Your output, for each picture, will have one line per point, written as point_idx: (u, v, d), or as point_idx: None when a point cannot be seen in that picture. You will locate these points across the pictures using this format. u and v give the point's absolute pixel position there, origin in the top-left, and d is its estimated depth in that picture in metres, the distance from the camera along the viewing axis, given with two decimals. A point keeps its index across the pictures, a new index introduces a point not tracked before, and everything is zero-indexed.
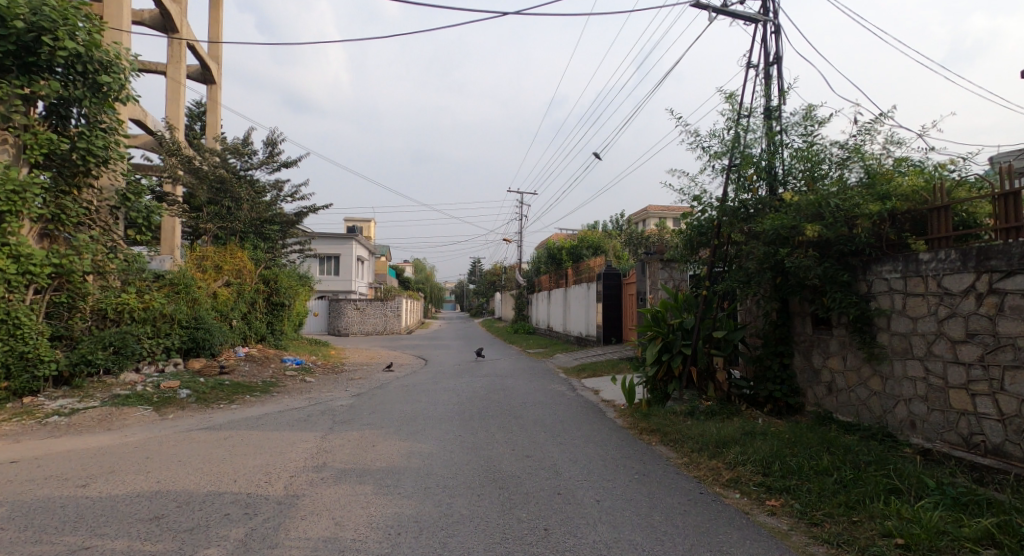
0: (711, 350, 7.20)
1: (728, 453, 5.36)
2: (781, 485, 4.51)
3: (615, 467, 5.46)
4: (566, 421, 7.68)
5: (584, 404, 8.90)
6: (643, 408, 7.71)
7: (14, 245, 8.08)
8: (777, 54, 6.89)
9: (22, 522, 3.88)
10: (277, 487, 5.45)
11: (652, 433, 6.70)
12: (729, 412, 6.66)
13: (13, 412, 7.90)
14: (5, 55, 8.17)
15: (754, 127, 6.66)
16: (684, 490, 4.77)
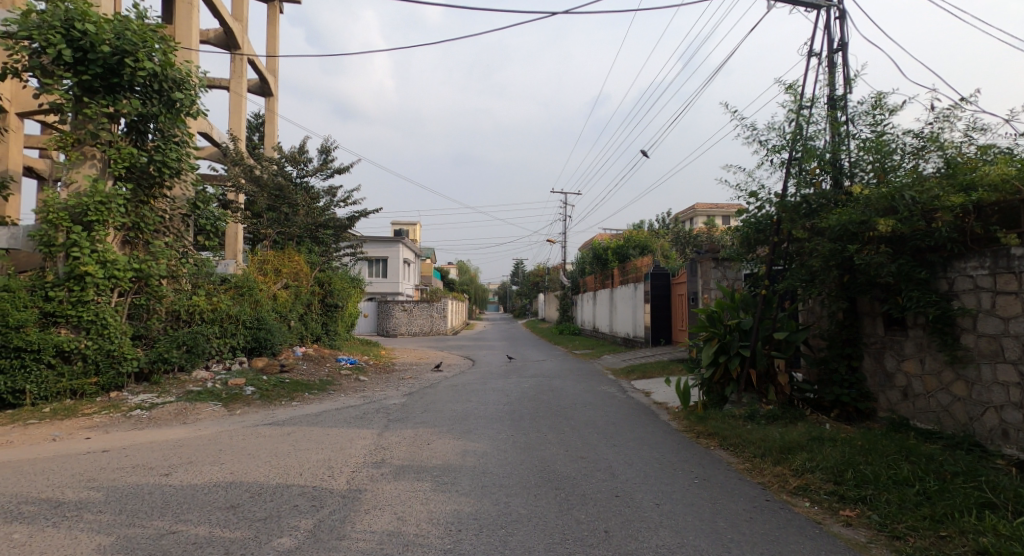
0: (771, 352, 6.97)
1: (794, 459, 5.18)
2: (857, 494, 4.33)
3: (673, 471, 5.38)
4: (619, 423, 7.61)
5: (636, 405, 8.79)
6: (698, 411, 7.53)
7: (101, 251, 8.79)
8: (842, 41, 6.62)
9: (116, 507, 4.15)
10: (340, 481, 5.64)
11: (710, 437, 6.56)
12: (792, 417, 6.43)
13: (101, 405, 8.45)
14: (93, 78, 8.83)
15: (817, 118, 6.43)
16: (749, 496, 4.65)
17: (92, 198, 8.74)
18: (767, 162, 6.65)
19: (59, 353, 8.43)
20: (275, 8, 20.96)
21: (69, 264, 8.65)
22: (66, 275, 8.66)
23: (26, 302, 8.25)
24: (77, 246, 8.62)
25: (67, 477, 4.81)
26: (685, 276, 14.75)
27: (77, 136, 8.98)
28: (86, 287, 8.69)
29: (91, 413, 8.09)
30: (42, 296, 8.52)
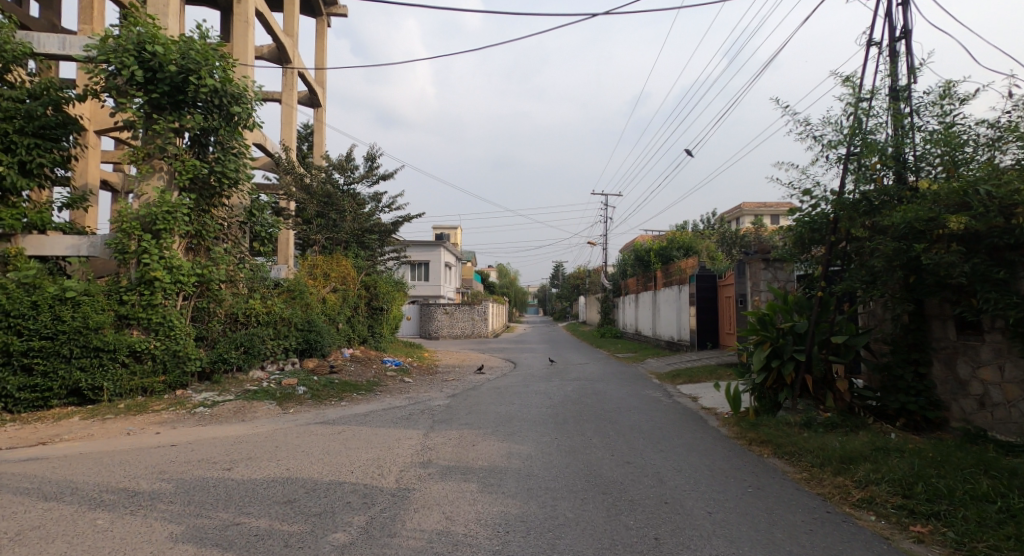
0: (828, 357, 6.75)
1: (857, 470, 5.01)
2: (929, 510, 4.16)
3: (724, 479, 5.28)
4: (665, 428, 7.51)
5: (683, 411, 8.65)
6: (750, 418, 7.34)
7: (168, 257, 9.35)
8: (905, 29, 6.37)
9: (185, 498, 4.38)
10: (389, 479, 5.78)
11: (763, 444, 6.41)
12: (853, 426, 6.21)
13: (168, 402, 8.88)
14: (161, 95, 9.40)
15: (878, 111, 6.20)
16: (808, 508, 4.52)
17: (160, 208, 9.29)
18: (823, 158, 6.45)
19: (132, 352, 8.95)
20: (323, 21, 21.57)
21: (140, 269, 9.22)
22: (138, 280, 9.25)
23: (103, 304, 8.78)
24: (147, 253, 9.20)
25: (140, 468, 5.11)
26: (732, 278, 14.39)
27: (147, 150, 9.53)
28: (155, 291, 9.24)
29: (160, 410, 8.53)
30: (117, 299, 9.07)
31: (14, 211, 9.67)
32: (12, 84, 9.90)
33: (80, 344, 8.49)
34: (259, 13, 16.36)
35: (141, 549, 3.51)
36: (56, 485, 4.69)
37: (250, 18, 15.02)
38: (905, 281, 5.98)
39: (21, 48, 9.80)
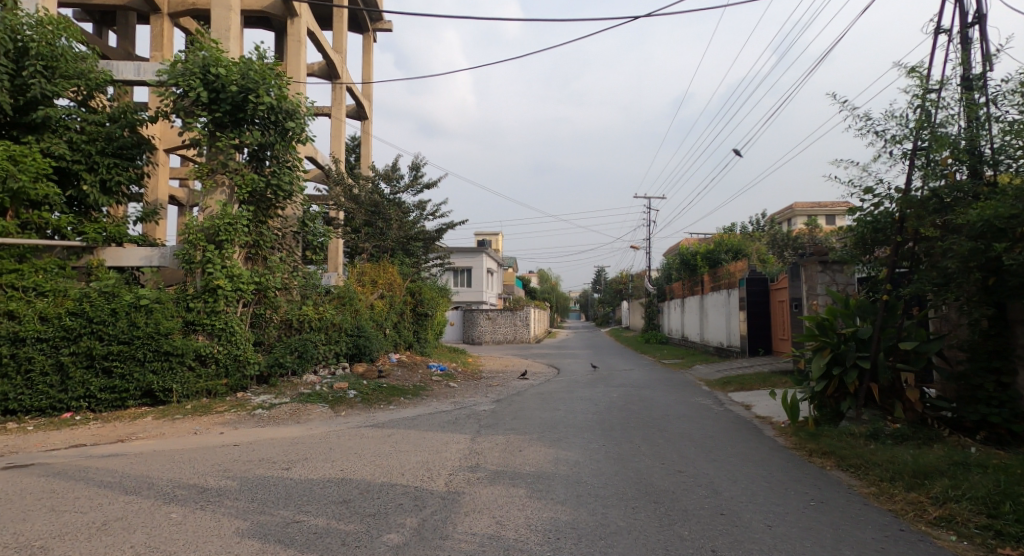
0: (897, 364, 6.47)
1: (933, 486, 4.77)
2: (1019, 531, 3.90)
3: (784, 491, 5.13)
4: (718, 436, 7.35)
5: (737, 419, 8.44)
6: (810, 428, 7.09)
7: (229, 266, 9.81)
8: (979, 14, 6.06)
9: (249, 495, 4.56)
10: (439, 482, 5.86)
11: (825, 456, 6.19)
12: (926, 438, 5.92)
13: (229, 404, 9.26)
14: (223, 113, 9.95)
15: (948, 102, 5.93)
16: (877, 525, 4.33)
17: (222, 221, 9.78)
18: (886, 154, 6.19)
19: (197, 356, 9.42)
20: (370, 36, 22.19)
21: (204, 278, 9.70)
22: (201, 288, 9.72)
23: (172, 311, 9.29)
24: (211, 263, 9.69)
25: (206, 466, 5.36)
26: (786, 281, 13.93)
27: (211, 166, 10.01)
28: (218, 299, 9.69)
29: (223, 411, 8.91)
30: (184, 307, 9.58)
31: (95, 225, 10.35)
32: (93, 109, 10.64)
33: (152, 348, 8.99)
34: (311, 32, 17.01)
35: (209, 542, 3.67)
36: (133, 480, 4.98)
37: (302, 38, 15.68)
38: (982, 283, 5.66)
39: (101, 75, 10.50)
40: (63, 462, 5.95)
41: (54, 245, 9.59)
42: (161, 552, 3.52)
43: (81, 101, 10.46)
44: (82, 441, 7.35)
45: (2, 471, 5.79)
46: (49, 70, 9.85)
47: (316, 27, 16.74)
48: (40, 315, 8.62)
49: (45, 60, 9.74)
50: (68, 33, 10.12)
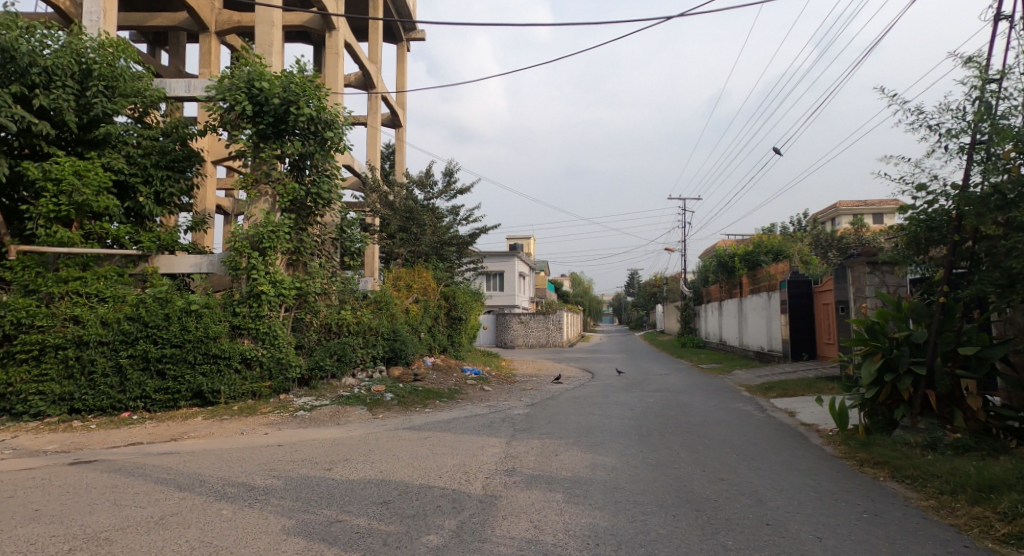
0: (955, 371, 6.20)
1: (998, 500, 4.55)
2: None
3: (833, 501, 4.97)
4: (762, 443, 7.18)
5: (781, 426, 8.23)
6: (861, 436, 6.89)
7: (272, 272, 10.10)
8: None
9: (294, 494, 4.68)
10: (476, 485, 5.90)
11: (878, 466, 5.98)
12: (988, 449, 5.65)
13: (272, 405, 9.51)
14: (266, 125, 10.31)
15: (1010, 92, 5.67)
16: (936, 539, 4.16)
17: (266, 229, 10.11)
18: (942, 149, 5.96)
19: (243, 359, 9.72)
20: (404, 46, 22.52)
21: (249, 284, 10.01)
22: (247, 293, 10.03)
23: (220, 316, 9.61)
24: (255, 269, 9.99)
25: (253, 465, 5.52)
26: (831, 283, 13.53)
27: (256, 176, 10.38)
28: (262, 303, 9.98)
29: (267, 412, 9.16)
30: (231, 311, 9.90)
31: (150, 234, 10.72)
32: (149, 125, 11.10)
33: (202, 351, 9.34)
34: (348, 44, 17.41)
35: (257, 538, 3.78)
36: (185, 477, 5.18)
37: (340, 50, 16.08)
38: None
39: (156, 92, 10.94)
40: (122, 459, 6.25)
41: (114, 253, 9.87)
42: (213, 546, 3.65)
43: (138, 117, 10.92)
44: (138, 439, 7.67)
45: (66, 466, 6.10)
46: (109, 90, 10.28)
47: (353, 39, 17.13)
48: (102, 319, 9.10)
49: (106, 80, 10.17)
50: (127, 54, 10.56)
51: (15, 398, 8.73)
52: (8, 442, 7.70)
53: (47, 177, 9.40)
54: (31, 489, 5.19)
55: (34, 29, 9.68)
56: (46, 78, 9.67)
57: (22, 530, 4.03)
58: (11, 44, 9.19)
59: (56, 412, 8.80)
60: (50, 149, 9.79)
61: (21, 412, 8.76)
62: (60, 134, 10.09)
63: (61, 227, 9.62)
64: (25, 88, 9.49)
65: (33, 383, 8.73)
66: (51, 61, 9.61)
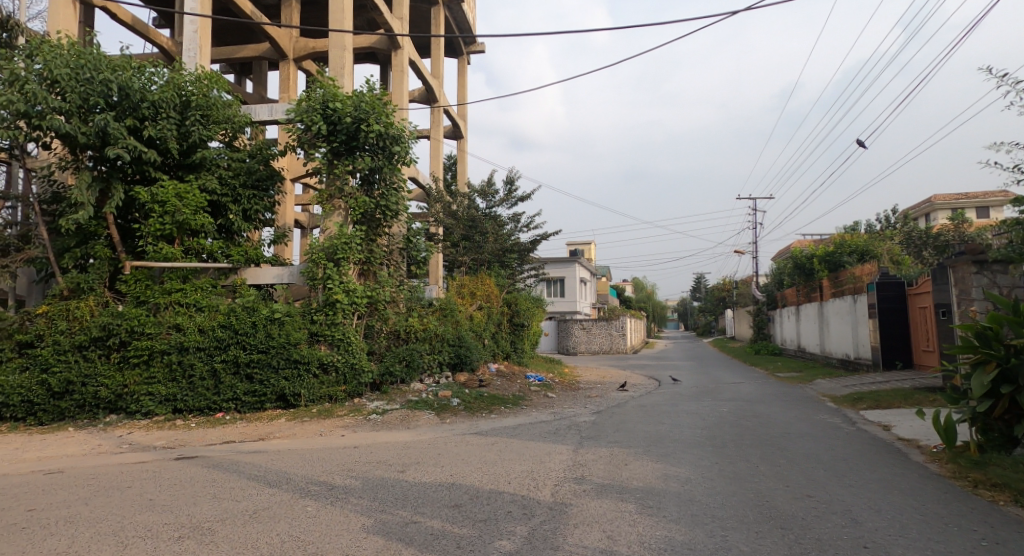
0: None
1: None
2: None
3: (938, 523, 4.60)
4: (852, 459, 6.73)
5: (875, 441, 7.69)
6: (975, 456, 6.41)
7: (346, 282, 10.50)
8: None
9: (371, 494, 4.81)
10: (545, 492, 5.86)
11: (995, 489, 5.46)
12: None
13: (347, 409, 9.83)
14: (338, 142, 10.79)
15: None
16: None
17: (339, 241, 10.52)
18: None
19: (321, 365, 10.12)
20: (464, 59, 22.97)
21: (326, 293, 10.46)
22: (323, 302, 10.49)
23: (299, 323, 10.11)
24: (330, 279, 10.42)
25: (333, 465, 5.73)
26: (929, 285, 12.65)
27: (329, 191, 10.85)
28: (337, 311, 10.42)
29: (343, 415, 9.48)
30: (309, 319, 10.40)
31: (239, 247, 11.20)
32: (237, 148, 11.81)
33: (285, 357, 9.80)
34: (413, 62, 17.91)
35: (340, 535, 3.91)
36: (274, 474, 5.44)
37: (405, 68, 16.59)
38: None
39: (243, 118, 11.60)
40: (218, 456, 6.65)
41: (209, 266, 10.65)
42: (303, 540, 3.81)
43: (228, 142, 11.68)
44: (231, 437, 8.14)
45: (172, 461, 6.54)
46: (205, 118, 11.08)
47: (417, 57, 17.65)
48: (200, 327, 9.74)
49: (202, 110, 10.98)
50: (219, 85, 11.37)
51: (129, 399, 9.44)
52: (123, 438, 8.36)
53: (154, 199, 10.25)
54: (143, 480, 5.60)
55: (144, 68, 10.48)
56: (154, 111, 10.47)
57: (140, 516, 4.36)
58: (126, 83, 9.98)
59: (162, 411, 9.44)
60: (157, 174, 10.58)
61: (134, 411, 9.48)
62: (165, 160, 10.93)
63: (166, 244, 10.50)
64: (136, 121, 10.28)
65: (143, 385, 9.43)
66: (158, 96, 10.38)
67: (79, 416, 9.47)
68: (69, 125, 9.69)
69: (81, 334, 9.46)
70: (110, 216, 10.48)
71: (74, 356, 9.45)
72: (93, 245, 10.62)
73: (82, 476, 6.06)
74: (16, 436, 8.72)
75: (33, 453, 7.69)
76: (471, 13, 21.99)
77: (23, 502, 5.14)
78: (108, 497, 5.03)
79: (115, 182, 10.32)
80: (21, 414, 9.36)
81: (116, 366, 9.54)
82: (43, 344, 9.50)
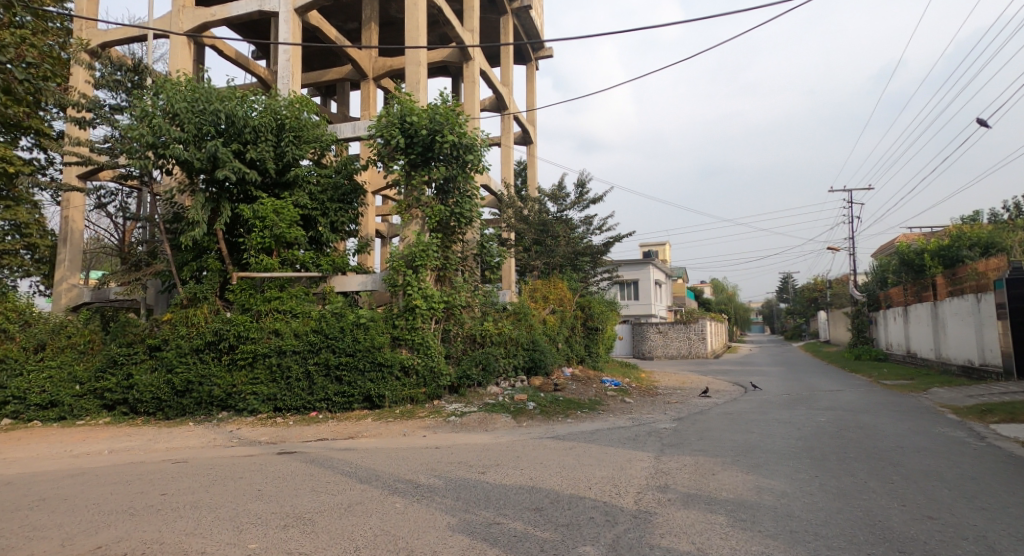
0: None
1: None
2: None
3: None
4: (980, 478, 6.00)
5: (1007, 460, 6.84)
6: None
7: (424, 288, 10.64)
8: None
9: (454, 494, 4.75)
10: (628, 499, 5.61)
11: None
12: None
13: (427, 410, 9.93)
14: (414, 154, 10.98)
15: None
16: None
17: (416, 249, 10.69)
18: None
19: (402, 367, 10.30)
20: (533, 66, 22.94)
21: (406, 300, 10.65)
22: (404, 307, 10.68)
23: (381, 328, 10.36)
24: (409, 285, 10.61)
25: (416, 464, 5.75)
26: None
27: (407, 202, 11.06)
28: (416, 316, 10.57)
29: (423, 416, 9.60)
30: (391, 324, 10.62)
31: (328, 258, 11.62)
32: (324, 165, 12.28)
33: (370, 360, 10.07)
34: (483, 71, 18.05)
35: (426, 532, 3.86)
36: (363, 470, 5.53)
37: (476, 78, 16.75)
38: None
39: (329, 136, 12.15)
40: (313, 452, 6.87)
41: (303, 275, 11.06)
42: (392, 535, 3.79)
43: (317, 160, 12.19)
44: (324, 435, 8.41)
45: (273, 455, 6.83)
46: (297, 139, 11.60)
47: (488, 66, 17.80)
48: (295, 331, 10.20)
49: (295, 131, 11.50)
50: (309, 108, 11.90)
51: (238, 397, 9.99)
52: (233, 433, 8.86)
53: (255, 216, 10.88)
54: (250, 472, 5.85)
55: (246, 97, 11.16)
56: (255, 135, 11.07)
57: (250, 505, 4.54)
58: (231, 112, 10.71)
59: (265, 410, 9.93)
60: (258, 193, 11.19)
61: (241, 409, 10.02)
62: (263, 179, 11.49)
63: (266, 256, 11.02)
64: (240, 145, 10.95)
65: (249, 385, 9.97)
66: (258, 121, 10.97)
67: (197, 413, 10.15)
68: (186, 153, 10.46)
69: (197, 339, 10.14)
70: (220, 233, 11.16)
71: (192, 358, 10.16)
72: (206, 259, 11.33)
73: (199, 466, 6.45)
74: (147, 429, 9.49)
75: (162, 444, 8.32)
76: (540, 18, 21.91)
77: (155, 486, 5.50)
78: (225, 486, 5.29)
79: (224, 202, 11.05)
80: (152, 409, 10.26)
81: (226, 367, 10.15)
82: (168, 347, 10.30)
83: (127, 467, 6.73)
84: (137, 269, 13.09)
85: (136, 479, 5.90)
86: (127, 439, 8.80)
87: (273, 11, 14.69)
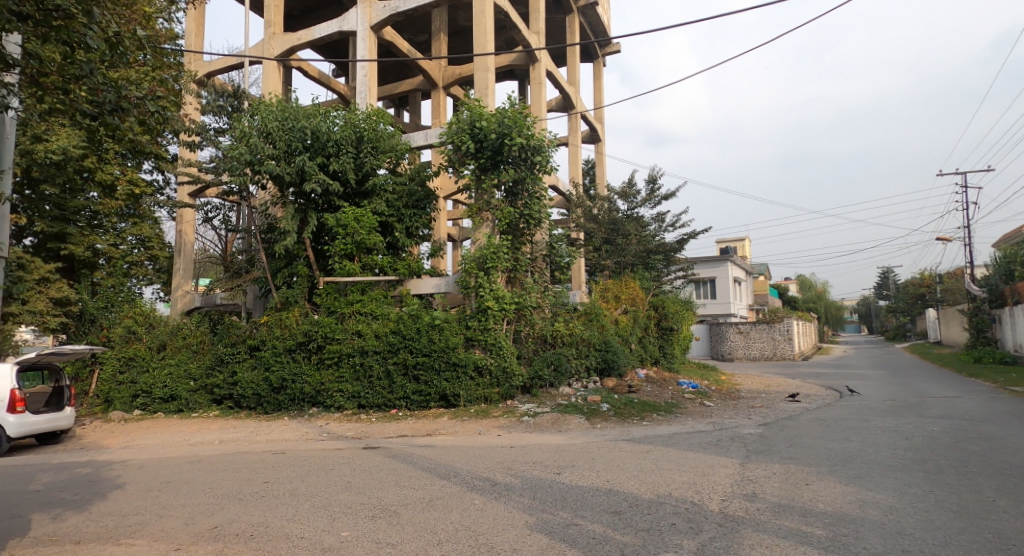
0: None
1: None
2: None
3: None
4: None
5: None
6: None
7: (495, 290, 10.60)
8: None
9: (531, 494, 4.63)
10: (713, 506, 5.28)
11: None
12: None
13: (501, 410, 9.88)
14: (484, 157, 11.00)
15: None
16: None
17: (487, 252, 10.72)
18: None
19: (476, 367, 10.32)
20: (600, 62, 22.56)
21: (478, 302, 10.69)
22: (476, 309, 10.72)
23: (454, 329, 10.41)
24: (481, 287, 10.64)
25: (492, 463, 5.68)
26: None
27: (478, 205, 11.07)
28: (489, 317, 10.58)
29: (497, 416, 9.56)
30: (465, 325, 10.68)
31: (405, 262, 11.90)
32: (399, 172, 12.53)
33: (445, 360, 10.16)
34: (550, 71, 17.90)
35: (505, 530, 3.76)
36: (443, 466, 5.53)
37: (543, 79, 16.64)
38: None
39: (404, 145, 12.40)
40: (395, 447, 6.96)
41: (382, 279, 11.32)
42: (472, 531, 3.72)
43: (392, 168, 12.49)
44: (403, 432, 8.54)
45: (359, 449, 6.98)
46: (375, 149, 11.94)
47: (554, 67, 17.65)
48: (376, 332, 10.45)
49: (373, 142, 11.84)
50: (385, 119, 12.24)
51: (326, 394, 10.35)
52: (323, 428, 9.18)
53: (338, 224, 11.27)
54: (340, 464, 6.01)
55: (329, 113, 11.67)
56: (337, 148, 11.50)
57: (337, 496, 4.61)
58: (317, 128, 11.27)
59: (349, 407, 10.22)
60: (340, 203, 11.57)
61: (330, 406, 10.37)
62: (345, 190, 11.88)
63: (349, 261, 11.39)
64: (324, 158, 11.38)
65: (335, 384, 10.31)
66: (339, 135, 11.42)
67: (291, 409, 10.56)
68: (278, 168, 11.05)
69: (290, 339, 10.65)
70: (309, 241, 11.63)
71: (286, 358, 10.65)
72: (296, 265, 11.88)
73: (295, 457, 6.70)
74: (249, 422, 10.03)
75: (262, 436, 8.75)
76: (608, 14, 21.49)
77: (258, 475, 5.76)
78: (316, 477, 5.44)
79: (311, 213, 11.50)
80: (253, 405, 10.77)
81: (316, 366, 10.57)
82: (266, 347, 10.86)
83: (236, 455, 7.13)
84: (239, 276, 13.92)
85: (242, 467, 6.22)
86: (234, 430, 9.35)
87: (352, 30, 15.20)
